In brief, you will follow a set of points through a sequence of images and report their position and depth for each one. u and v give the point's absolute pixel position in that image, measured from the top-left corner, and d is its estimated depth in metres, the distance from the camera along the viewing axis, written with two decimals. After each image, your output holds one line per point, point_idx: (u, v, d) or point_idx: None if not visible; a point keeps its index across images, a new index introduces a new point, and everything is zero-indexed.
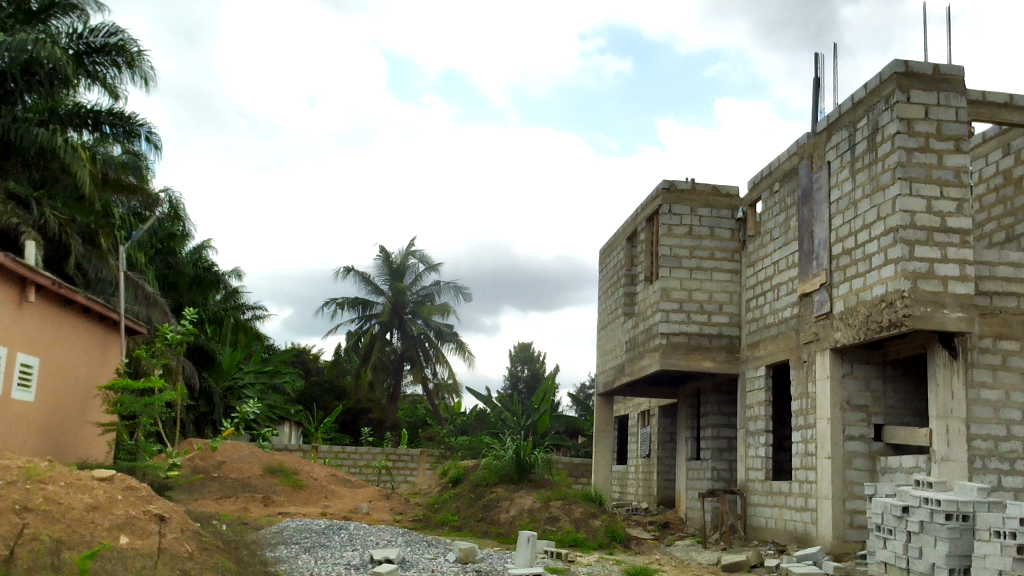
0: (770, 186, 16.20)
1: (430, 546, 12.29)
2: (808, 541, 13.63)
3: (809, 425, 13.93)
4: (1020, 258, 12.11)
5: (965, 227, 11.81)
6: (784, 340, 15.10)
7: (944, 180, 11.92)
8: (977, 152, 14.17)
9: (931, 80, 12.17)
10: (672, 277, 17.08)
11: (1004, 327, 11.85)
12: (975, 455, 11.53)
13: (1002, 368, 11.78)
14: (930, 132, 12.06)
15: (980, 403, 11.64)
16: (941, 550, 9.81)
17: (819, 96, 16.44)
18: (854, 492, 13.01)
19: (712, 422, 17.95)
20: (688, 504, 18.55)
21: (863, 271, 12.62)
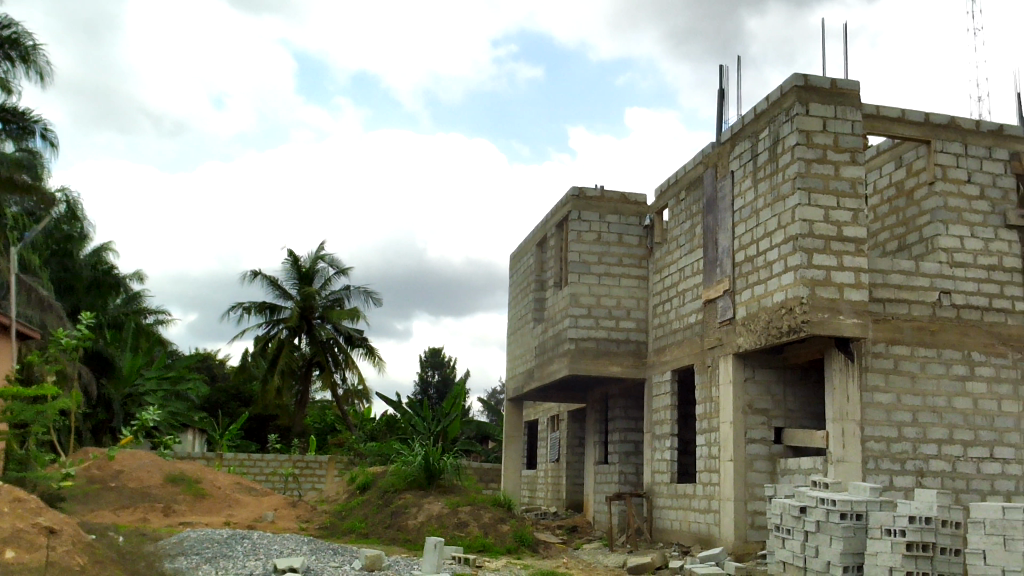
0: (676, 194, 16.53)
1: (336, 554, 12.11)
2: (711, 542, 13.92)
3: (713, 428, 14.24)
4: (911, 266, 12.62)
5: (859, 237, 12.26)
6: (688, 345, 15.42)
7: (840, 191, 12.36)
8: (871, 164, 14.74)
9: (829, 94, 12.60)
10: (581, 282, 17.26)
11: (896, 333, 12.34)
12: (869, 456, 11.96)
13: (894, 372, 12.26)
14: (827, 144, 12.48)
15: (873, 406, 12.10)
16: (836, 548, 10.14)
17: (724, 107, 16.85)
18: (755, 493, 13.34)
19: (619, 426, 18.20)
20: (596, 507, 18.75)
21: (764, 278, 12.97)
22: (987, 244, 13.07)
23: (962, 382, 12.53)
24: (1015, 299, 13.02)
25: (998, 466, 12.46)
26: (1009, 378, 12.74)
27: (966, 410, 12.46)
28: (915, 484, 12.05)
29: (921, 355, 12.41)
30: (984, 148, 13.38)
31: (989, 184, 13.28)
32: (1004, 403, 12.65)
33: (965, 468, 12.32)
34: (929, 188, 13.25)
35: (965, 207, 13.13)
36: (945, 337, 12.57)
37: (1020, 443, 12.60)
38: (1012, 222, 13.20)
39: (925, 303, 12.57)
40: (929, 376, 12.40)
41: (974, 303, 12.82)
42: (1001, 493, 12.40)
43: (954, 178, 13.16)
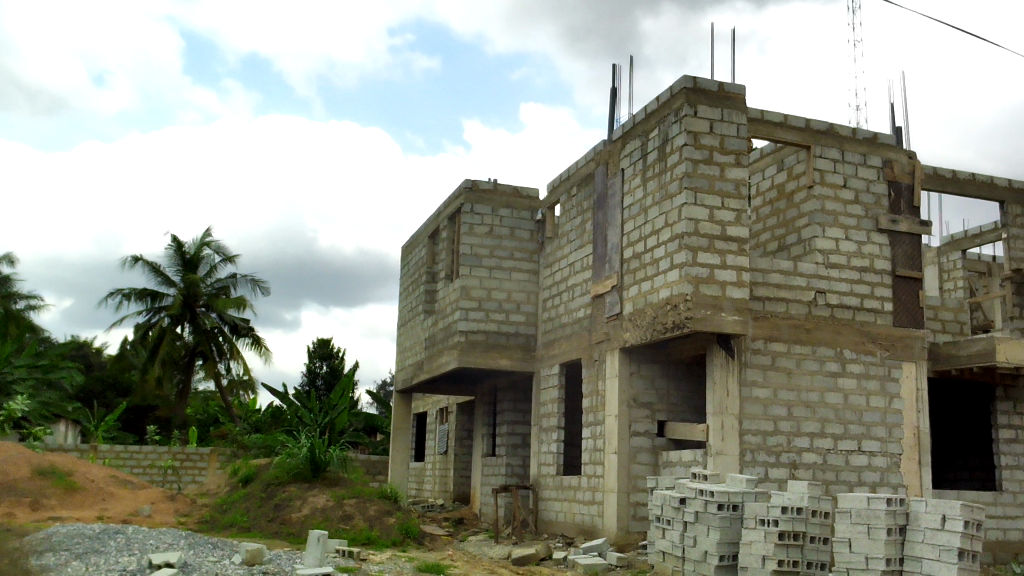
0: (568, 190, 16.72)
1: (215, 548, 11.82)
2: (595, 533, 14.16)
3: (598, 421, 14.48)
4: (789, 267, 13.10)
5: (742, 236, 12.65)
6: (576, 339, 15.65)
7: (725, 191, 12.73)
8: (755, 167, 15.24)
9: (716, 97, 12.94)
10: (472, 275, 17.29)
11: (774, 330, 12.80)
12: (746, 449, 12.38)
13: (771, 368, 12.72)
14: (714, 145, 12.83)
15: (751, 400, 12.52)
16: (713, 538, 10.45)
17: (616, 105, 17.13)
18: (638, 485, 13.62)
19: (507, 419, 18.31)
20: (483, 500, 18.83)
21: (651, 275, 13.24)
22: (860, 246, 13.67)
23: (834, 378, 13.08)
24: (885, 299, 13.67)
25: (865, 459, 13.07)
26: (878, 374, 13.38)
27: (837, 405, 13.02)
28: (789, 475, 12.53)
29: (797, 352, 12.90)
30: (859, 154, 14.00)
31: (863, 189, 13.90)
32: (872, 398, 13.28)
33: (835, 460, 12.88)
34: (808, 191, 13.77)
35: (841, 210, 13.70)
36: (820, 335, 13.10)
37: (886, 437, 13.25)
38: (883, 226, 13.85)
39: (801, 302, 13.07)
40: (804, 372, 12.90)
41: (847, 302, 13.40)
42: (867, 484, 13.01)
43: (831, 182, 13.72)
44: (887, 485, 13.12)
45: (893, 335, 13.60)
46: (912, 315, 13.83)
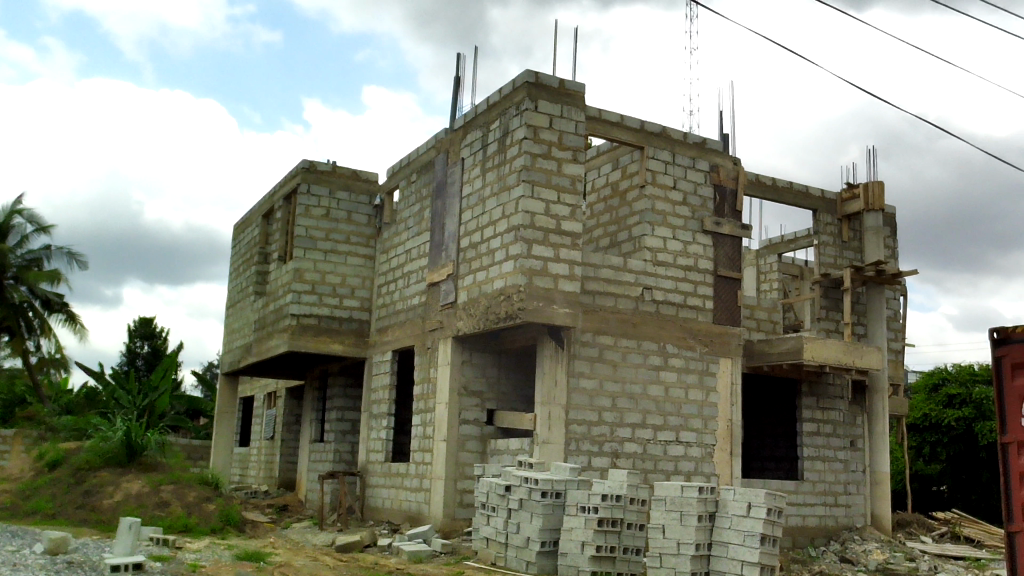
0: (407, 176, 16.62)
1: (13, 536, 11.06)
2: (420, 520, 14.19)
3: (428, 409, 14.51)
4: (619, 263, 13.53)
5: (575, 231, 12.97)
6: (409, 326, 15.63)
7: (561, 186, 13.00)
8: (591, 164, 15.66)
9: (556, 93, 13.18)
10: (306, 258, 16.92)
11: (602, 323, 13.20)
12: (571, 438, 12.74)
13: (598, 360, 13.12)
14: (552, 141, 13.07)
15: (578, 391, 12.88)
16: (536, 525, 10.69)
17: (459, 93, 17.16)
18: (465, 472, 13.75)
19: (337, 405, 18.06)
20: (308, 486, 18.52)
21: (486, 265, 13.37)
22: (686, 246, 14.28)
23: (656, 371, 13.63)
24: (706, 297, 14.34)
25: (682, 449, 13.70)
26: (696, 368, 14.03)
27: (658, 397, 13.57)
28: (610, 464, 12.98)
29: (622, 345, 13.36)
30: (688, 158, 14.62)
31: (690, 192, 14.52)
32: (691, 391, 13.92)
33: (654, 450, 13.44)
34: (640, 191, 14.26)
35: (669, 210, 14.25)
36: (645, 330, 13.61)
37: (701, 428, 13.93)
38: (708, 228, 14.52)
39: (629, 297, 13.54)
40: (628, 365, 13.38)
41: (671, 299, 13.97)
42: (682, 473, 13.64)
43: (661, 183, 14.26)
44: (700, 474, 13.80)
45: (712, 331, 14.30)
46: (730, 314, 14.57)
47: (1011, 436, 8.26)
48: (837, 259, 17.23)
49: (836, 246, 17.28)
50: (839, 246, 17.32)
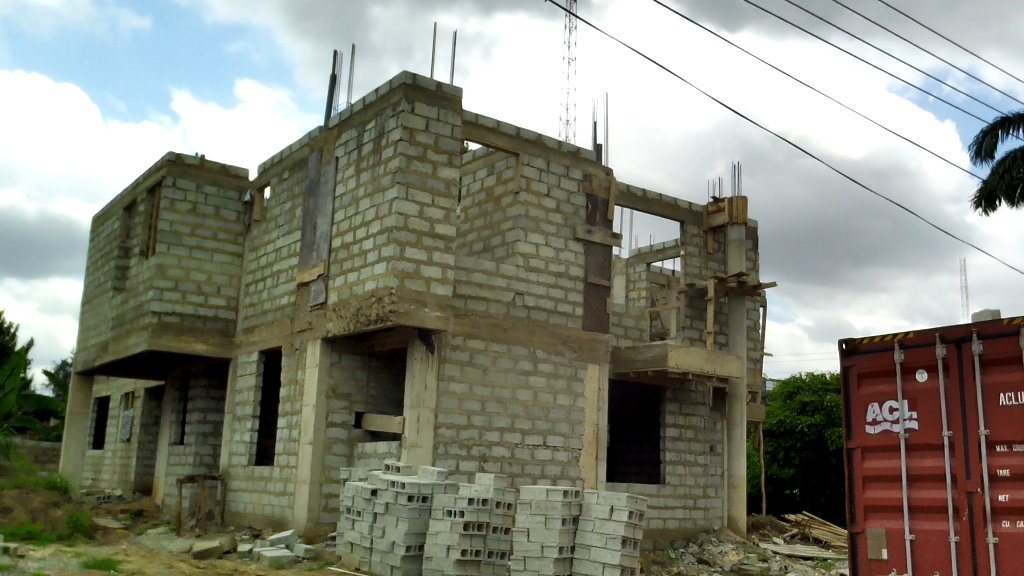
0: (279, 174, 16.27)
1: None
2: (283, 525, 13.87)
3: (294, 411, 14.22)
4: (491, 267, 13.61)
5: (449, 235, 12.97)
6: (277, 327, 15.29)
7: (435, 189, 12.97)
8: (467, 168, 15.71)
9: (433, 96, 13.15)
10: (170, 253, 16.31)
11: (473, 328, 13.24)
12: (439, 442, 12.71)
13: (468, 364, 13.15)
14: (428, 143, 13.03)
15: (447, 395, 12.88)
16: (401, 528, 10.61)
17: (335, 91, 16.89)
18: (331, 476, 13.51)
19: (199, 406, 17.47)
20: (166, 490, 17.85)
21: (358, 266, 13.22)
22: (558, 253, 14.48)
23: (525, 376, 13.76)
24: (576, 304, 14.58)
25: (549, 453, 13.87)
26: (565, 374, 14.24)
27: (526, 402, 13.70)
28: (477, 468, 13.03)
29: (493, 349, 13.44)
30: (562, 166, 14.84)
31: (564, 200, 14.74)
32: (559, 396, 14.11)
33: (521, 454, 13.56)
34: (514, 197, 14.38)
35: (543, 217, 14.43)
36: (516, 335, 13.73)
37: (568, 432, 14.14)
38: (579, 236, 14.76)
39: (500, 302, 13.63)
40: (498, 369, 13.46)
41: (542, 305, 14.13)
42: (549, 477, 13.81)
43: (535, 190, 14.42)
44: (566, 478, 14.00)
45: (581, 338, 14.54)
46: (599, 320, 14.85)
47: (856, 442, 8.71)
48: (702, 270, 17.82)
49: (702, 257, 17.86)
50: (704, 258, 17.91)
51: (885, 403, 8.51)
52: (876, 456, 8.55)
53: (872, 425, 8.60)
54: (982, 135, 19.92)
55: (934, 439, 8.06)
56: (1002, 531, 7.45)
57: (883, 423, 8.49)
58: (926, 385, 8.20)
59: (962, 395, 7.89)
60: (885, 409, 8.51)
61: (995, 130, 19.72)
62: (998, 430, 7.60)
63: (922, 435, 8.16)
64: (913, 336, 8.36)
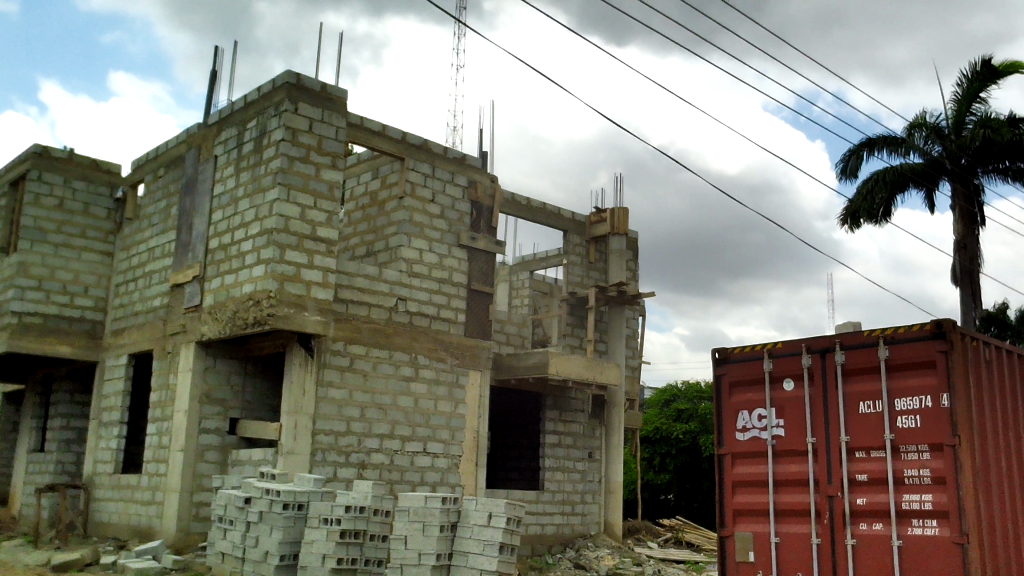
0: (154, 170, 15.70)
1: None
2: (150, 535, 13.35)
3: (165, 417, 13.73)
4: (374, 272, 13.47)
5: (331, 238, 12.77)
6: (148, 329, 14.74)
7: (318, 191, 12.76)
8: (351, 171, 15.53)
9: (318, 97, 12.94)
10: (33, 251, 15.49)
11: (354, 332, 13.06)
12: (317, 449, 12.49)
13: (348, 370, 12.97)
14: (311, 145, 12.81)
15: (326, 401, 12.66)
16: (275, 538, 10.37)
17: (215, 87, 16.42)
18: (203, 484, 13.08)
19: (61, 412, 16.65)
20: (24, 500, 16.93)
21: (235, 268, 12.88)
22: (441, 259, 14.45)
23: (406, 382, 13.67)
24: (459, 310, 14.56)
25: (428, 459, 13.81)
26: (447, 380, 14.20)
27: (407, 408, 13.60)
28: (356, 475, 12.86)
29: (374, 355, 13.29)
30: (447, 172, 14.83)
31: (448, 206, 14.73)
32: (440, 402, 14.07)
33: (401, 461, 13.45)
34: (398, 202, 14.30)
35: (427, 223, 14.37)
36: (397, 340, 13.62)
37: (449, 439, 14.11)
38: (463, 242, 14.77)
39: (382, 307, 13.50)
40: (379, 375, 13.32)
41: (424, 310, 14.06)
42: (428, 484, 13.73)
43: (419, 196, 14.36)
44: (446, 485, 13.97)
45: (463, 344, 14.53)
46: (482, 328, 14.88)
47: (726, 448, 9.00)
48: (583, 279, 18.10)
49: (583, 267, 18.14)
50: (586, 267, 18.20)
51: (755, 410, 8.82)
52: (746, 461, 8.85)
53: (741, 431, 8.89)
54: (848, 154, 20.92)
55: (798, 445, 8.39)
56: (860, 533, 7.80)
57: (752, 429, 8.79)
58: (792, 393, 8.54)
59: (825, 403, 8.26)
60: (754, 416, 8.81)
61: (860, 150, 20.75)
62: (858, 437, 7.97)
63: (788, 441, 8.48)
64: (781, 346, 8.70)
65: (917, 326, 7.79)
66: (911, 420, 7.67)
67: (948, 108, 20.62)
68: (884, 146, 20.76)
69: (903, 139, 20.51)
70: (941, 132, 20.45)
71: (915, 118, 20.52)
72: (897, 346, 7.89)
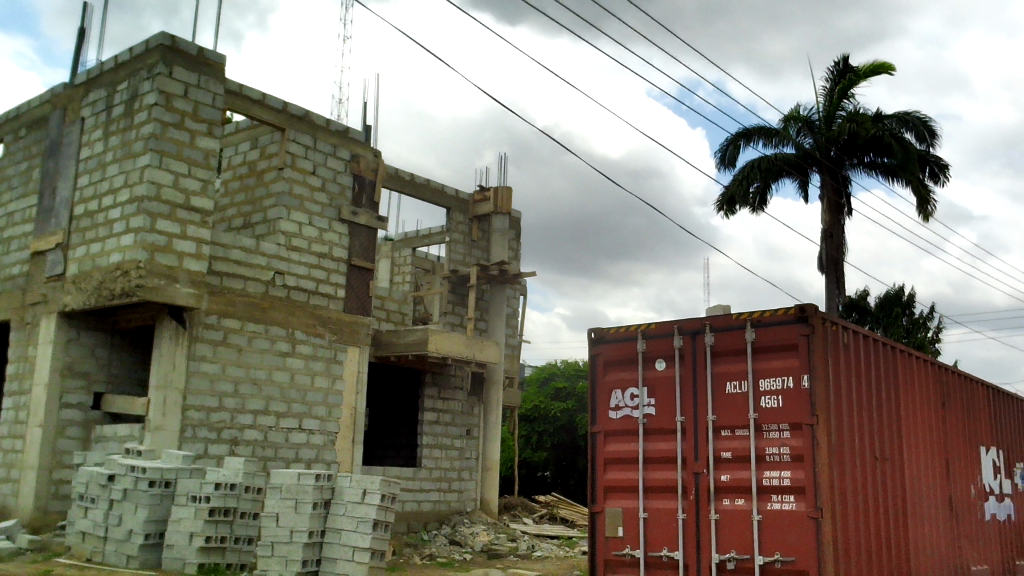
0: (14, 131, 14.84)
1: None
2: (5, 514, 12.70)
3: (22, 391, 13.07)
4: (250, 244, 13.13)
5: (205, 208, 12.37)
6: (5, 298, 13.97)
7: (192, 159, 12.32)
8: (228, 140, 15.07)
9: (193, 61, 12.48)
10: None
11: (228, 306, 12.72)
12: (187, 425, 12.14)
13: (221, 344, 12.62)
14: (186, 110, 12.34)
15: (197, 375, 12.30)
16: (140, 516, 10.04)
17: (83, 46, 15.62)
18: (62, 461, 12.54)
19: None
20: None
21: (102, 237, 12.33)
22: (321, 233, 14.19)
23: (282, 358, 13.41)
24: (338, 286, 14.35)
25: (304, 436, 13.61)
26: (324, 356, 13.99)
27: (282, 384, 13.35)
28: (227, 452, 12.56)
29: (249, 329, 12.98)
30: (330, 145, 14.56)
31: (329, 178, 14.46)
32: (317, 379, 13.86)
33: (275, 437, 13.22)
34: (278, 172, 13.97)
35: (307, 195, 14.09)
36: (273, 315, 13.34)
37: (325, 416, 13.93)
38: (344, 217, 14.55)
39: (258, 281, 13.19)
40: (253, 350, 13.02)
41: (303, 285, 13.80)
42: (303, 461, 13.55)
43: (300, 167, 14.06)
44: (321, 462, 13.81)
45: (342, 320, 14.34)
46: (361, 304, 14.71)
47: (599, 426, 9.20)
48: (465, 257, 18.12)
49: (466, 245, 18.16)
50: (469, 245, 18.22)
51: (627, 390, 9.03)
52: (617, 439, 9.06)
53: (614, 410, 9.09)
54: (726, 143, 21.55)
55: (668, 424, 8.64)
56: (723, 509, 8.11)
57: (625, 408, 9.00)
58: (664, 373, 8.78)
59: (694, 383, 8.52)
60: (627, 395, 9.02)
61: (737, 140, 21.40)
62: (724, 416, 8.26)
63: (658, 420, 8.72)
64: (654, 328, 8.93)
65: (782, 310, 8.12)
66: (773, 400, 8.00)
67: (820, 102, 21.47)
68: (760, 137, 21.47)
69: (778, 130, 21.26)
70: (813, 125, 21.29)
71: (789, 111, 21.29)
72: (763, 329, 8.20)
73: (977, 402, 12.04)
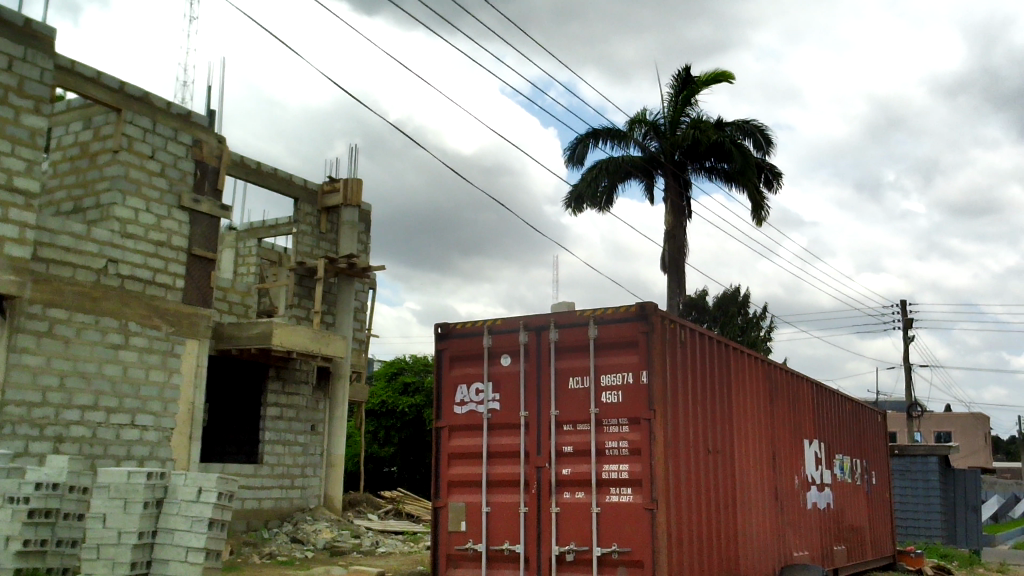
0: None
1: None
2: None
3: None
4: (80, 230, 12.43)
5: (31, 190, 11.63)
6: None
7: (16, 138, 11.54)
8: (57, 119, 14.17)
9: (20, 33, 11.66)
10: None
11: (54, 295, 12.01)
12: (6, 421, 11.37)
13: (46, 336, 11.89)
14: (10, 85, 11.53)
15: (19, 368, 11.57)
16: None
17: None
18: None
19: None
20: None
21: None
22: (159, 220, 13.59)
23: (114, 351, 12.75)
24: (177, 276, 13.77)
25: (136, 433, 13.00)
26: (160, 349, 13.40)
27: (113, 377, 12.70)
28: (51, 449, 11.86)
29: (77, 320, 12.28)
30: (170, 129, 13.96)
31: (169, 164, 13.85)
32: (152, 372, 13.26)
33: (105, 434, 12.56)
34: (112, 155, 13.29)
35: (144, 180, 13.45)
36: (105, 304, 12.67)
37: (160, 411, 13.35)
38: (185, 204, 13.97)
39: (89, 269, 12.52)
40: (82, 342, 12.33)
41: (138, 275, 13.17)
42: (135, 458, 12.94)
43: (137, 151, 13.41)
44: (154, 459, 13.23)
45: (180, 312, 13.75)
46: (201, 295, 14.17)
47: (444, 421, 9.21)
48: (313, 249, 17.74)
49: (314, 237, 17.78)
50: (316, 237, 17.84)
51: (472, 384, 9.08)
52: (461, 434, 9.09)
53: (459, 405, 9.12)
54: (576, 143, 21.98)
55: (512, 419, 8.74)
56: (564, 502, 8.26)
57: (469, 403, 9.04)
58: (509, 368, 8.87)
59: (538, 377, 8.65)
60: (472, 390, 9.07)
61: (586, 140, 21.87)
62: (566, 410, 8.43)
63: (502, 415, 8.80)
64: (500, 323, 9.00)
65: (623, 308, 8.35)
66: (613, 395, 8.21)
67: (665, 107, 22.22)
68: (607, 138, 22.02)
69: (625, 132, 21.88)
70: (658, 129, 22.02)
71: (635, 113, 21.96)
72: (605, 326, 8.41)
73: (801, 398, 12.74)
